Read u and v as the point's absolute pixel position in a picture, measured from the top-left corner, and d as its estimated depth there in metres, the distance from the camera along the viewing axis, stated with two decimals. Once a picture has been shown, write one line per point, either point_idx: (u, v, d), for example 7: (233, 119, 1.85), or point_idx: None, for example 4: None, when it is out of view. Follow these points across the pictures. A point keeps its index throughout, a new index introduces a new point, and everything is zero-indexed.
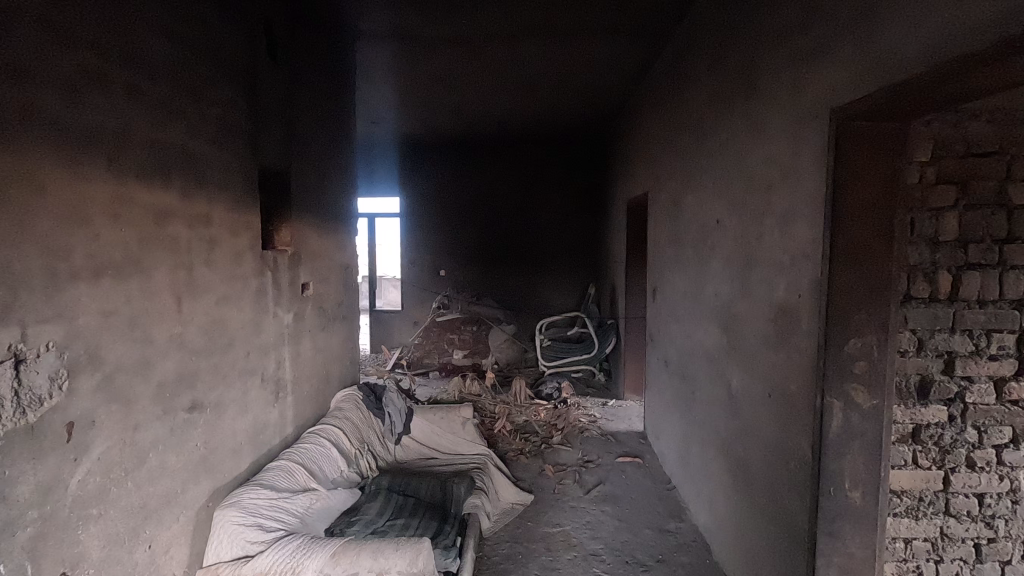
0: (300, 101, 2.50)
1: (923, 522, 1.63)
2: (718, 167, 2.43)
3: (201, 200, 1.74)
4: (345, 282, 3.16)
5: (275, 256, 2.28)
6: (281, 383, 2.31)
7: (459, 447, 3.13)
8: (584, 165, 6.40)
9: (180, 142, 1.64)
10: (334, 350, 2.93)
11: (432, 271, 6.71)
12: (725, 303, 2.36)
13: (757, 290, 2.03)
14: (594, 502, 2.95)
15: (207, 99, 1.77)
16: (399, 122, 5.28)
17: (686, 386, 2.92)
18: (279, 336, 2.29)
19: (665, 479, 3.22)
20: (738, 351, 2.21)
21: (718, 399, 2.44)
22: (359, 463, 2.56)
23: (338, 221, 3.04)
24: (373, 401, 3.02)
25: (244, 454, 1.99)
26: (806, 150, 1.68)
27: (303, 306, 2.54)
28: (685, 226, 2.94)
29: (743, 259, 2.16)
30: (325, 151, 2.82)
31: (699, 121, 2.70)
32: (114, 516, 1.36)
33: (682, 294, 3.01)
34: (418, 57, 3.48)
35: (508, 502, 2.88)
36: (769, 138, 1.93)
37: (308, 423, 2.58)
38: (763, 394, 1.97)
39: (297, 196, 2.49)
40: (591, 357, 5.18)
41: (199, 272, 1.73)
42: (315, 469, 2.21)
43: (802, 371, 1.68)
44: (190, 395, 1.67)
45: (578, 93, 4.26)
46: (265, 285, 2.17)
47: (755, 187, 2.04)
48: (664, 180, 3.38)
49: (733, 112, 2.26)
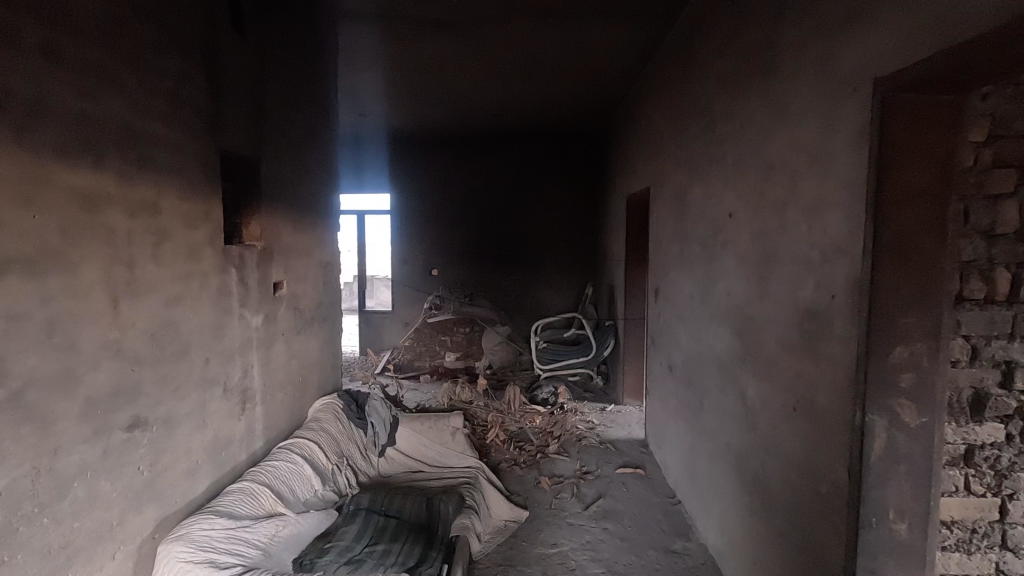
0: (272, 82, 2.27)
1: (976, 557, 1.43)
2: (731, 157, 2.22)
3: (146, 186, 1.51)
4: (326, 281, 2.93)
5: (243, 251, 2.05)
6: (248, 393, 2.08)
7: (448, 459, 2.89)
8: (580, 161, 6.19)
9: (120, 117, 1.41)
10: (312, 355, 2.70)
11: (424, 270, 6.47)
12: (739, 304, 2.15)
13: (777, 290, 1.82)
14: (594, 519, 2.73)
15: (155, 70, 1.54)
16: (389, 114, 5.08)
17: (693, 394, 2.71)
18: (246, 341, 2.06)
19: (669, 493, 3.01)
20: (754, 358, 2.00)
21: (730, 411, 2.23)
22: (337, 479, 2.31)
23: (318, 216, 2.81)
24: (354, 410, 2.78)
25: (201, 475, 1.76)
26: (838, 130, 1.47)
27: (275, 307, 2.31)
28: (692, 223, 2.73)
29: (761, 255, 1.95)
30: (303, 139, 2.60)
31: (708, 108, 2.49)
32: (23, 562, 1.13)
33: (688, 294, 2.80)
34: (406, 41, 3.26)
35: (501, 519, 2.66)
36: (792, 120, 1.72)
37: (281, 436, 2.34)
38: (785, 408, 1.76)
39: (269, 186, 2.26)
40: (589, 360, 4.90)
41: (145, 269, 1.50)
42: (284, 490, 1.97)
43: (837, 383, 1.47)
44: (130, 411, 1.44)
45: (575, 82, 4.05)
46: (228, 284, 1.94)
47: (776, 176, 1.83)
48: (668, 173, 3.17)
49: (749, 95, 2.05)
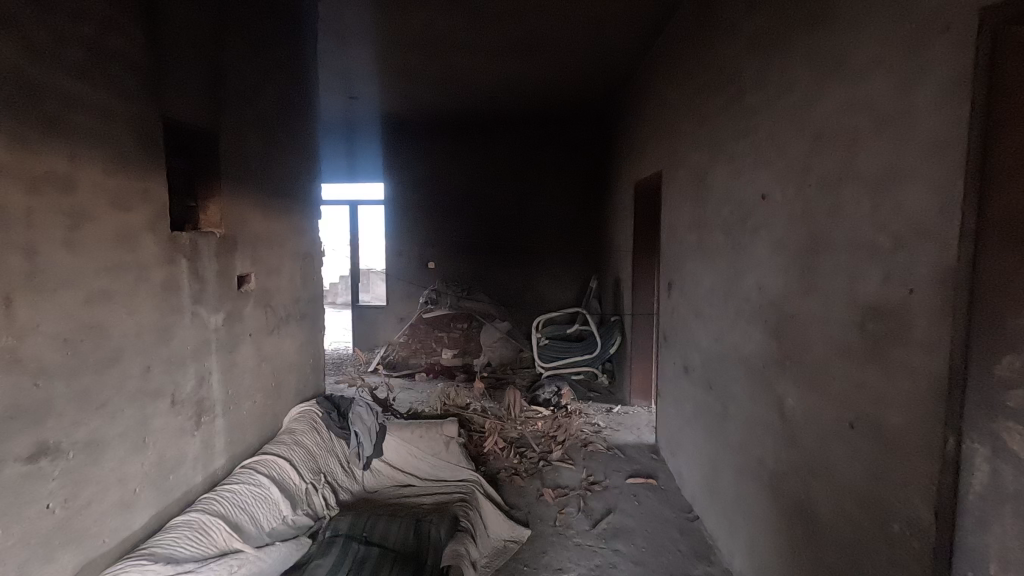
0: (234, 42, 1.96)
1: None
2: (765, 129, 1.93)
3: (57, 156, 1.22)
4: (306, 274, 2.64)
5: (197, 239, 1.75)
6: (206, 405, 1.79)
7: (441, 471, 2.58)
8: (584, 147, 5.88)
9: (13, 66, 1.11)
10: (288, 357, 2.41)
11: (421, 264, 6.17)
12: (776, 299, 1.85)
13: (828, 284, 1.52)
14: (604, 538, 2.45)
15: (68, 12, 1.24)
16: (381, 97, 4.79)
17: (715, 400, 2.42)
18: (202, 343, 1.77)
19: (685, 507, 2.73)
20: (795, 363, 1.71)
21: (763, 423, 1.94)
22: (312, 500, 2.02)
23: (295, 201, 2.51)
24: (335, 419, 2.49)
25: (139, 507, 1.48)
26: (919, 82, 1.17)
27: (241, 304, 2.02)
28: (714, 208, 2.43)
29: (805, 241, 1.66)
30: (276, 114, 2.30)
31: (736, 74, 2.19)
32: None
33: (709, 288, 2.51)
34: (396, 9, 2.97)
35: (499, 539, 2.37)
36: (851, 76, 1.42)
37: (248, 452, 2.06)
38: (838, 425, 1.47)
39: (232, 165, 1.96)
40: (592, 358, 4.61)
41: (52, 260, 1.21)
42: (244, 521, 1.68)
43: (917, 400, 1.18)
44: (34, 436, 1.16)
45: (581, 55, 3.73)
46: (178, 277, 1.65)
47: (828, 148, 1.53)
48: (684, 153, 2.87)
49: (790, 54, 1.75)
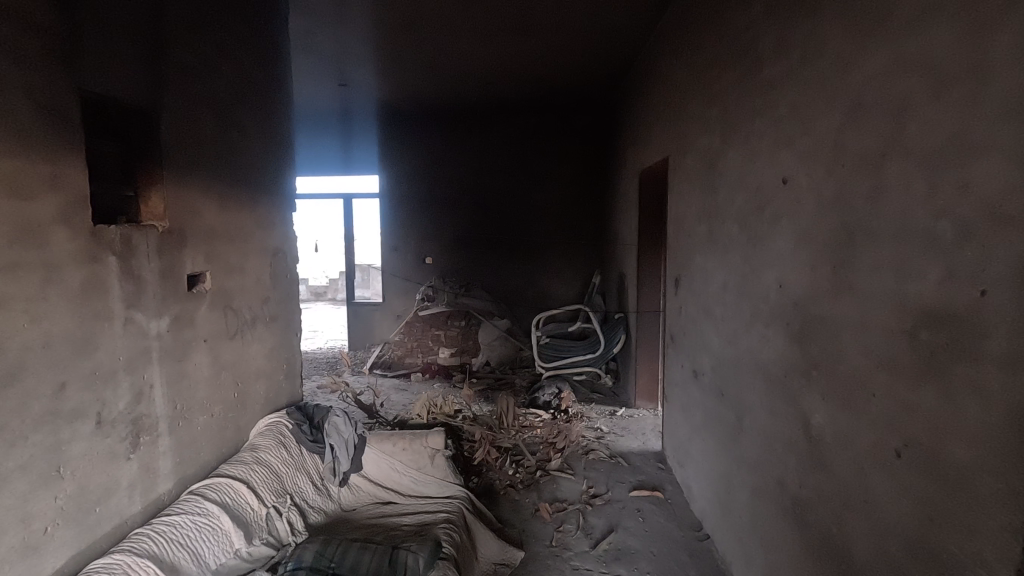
0: (178, 10, 1.72)
1: None
2: (788, 103, 1.67)
3: None
4: (278, 272, 2.41)
5: (131, 233, 1.52)
6: (146, 422, 1.57)
7: (425, 487, 2.36)
8: (587, 135, 5.62)
9: None
10: (256, 363, 2.19)
11: (417, 259, 5.94)
12: (800, 299, 1.60)
13: (868, 283, 1.27)
14: (604, 561, 2.22)
15: None
16: (373, 83, 4.55)
17: (728, 411, 2.17)
18: (140, 353, 1.55)
19: (694, 525, 2.49)
20: (825, 375, 1.46)
21: (785, 441, 1.69)
22: (274, 526, 1.80)
23: (263, 192, 2.28)
24: (307, 431, 2.26)
25: (52, 548, 1.27)
26: (998, 27, 0.91)
27: (193, 307, 1.80)
28: (727, 196, 2.18)
29: (837, 232, 1.40)
30: (235, 92, 2.06)
31: (754, 42, 1.93)
32: None
33: (721, 284, 2.25)
34: None
35: (489, 563, 2.14)
36: (901, 29, 1.16)
37: (203, 473, 1.85)
38: (882, 455, 1.22)
39: (177, 150, 1.73)
40: (595, 358, 4.37)
41: None
42: (183, 559, 1.46)
43: (989, 432, 0.93)
44: None
45: (582, 33, 3.47)
46: (105, 277, 1.42)
47: (868, 119, 1.27)
48: (694, 136, 2.61)
49: (819, 12, 1.49)
